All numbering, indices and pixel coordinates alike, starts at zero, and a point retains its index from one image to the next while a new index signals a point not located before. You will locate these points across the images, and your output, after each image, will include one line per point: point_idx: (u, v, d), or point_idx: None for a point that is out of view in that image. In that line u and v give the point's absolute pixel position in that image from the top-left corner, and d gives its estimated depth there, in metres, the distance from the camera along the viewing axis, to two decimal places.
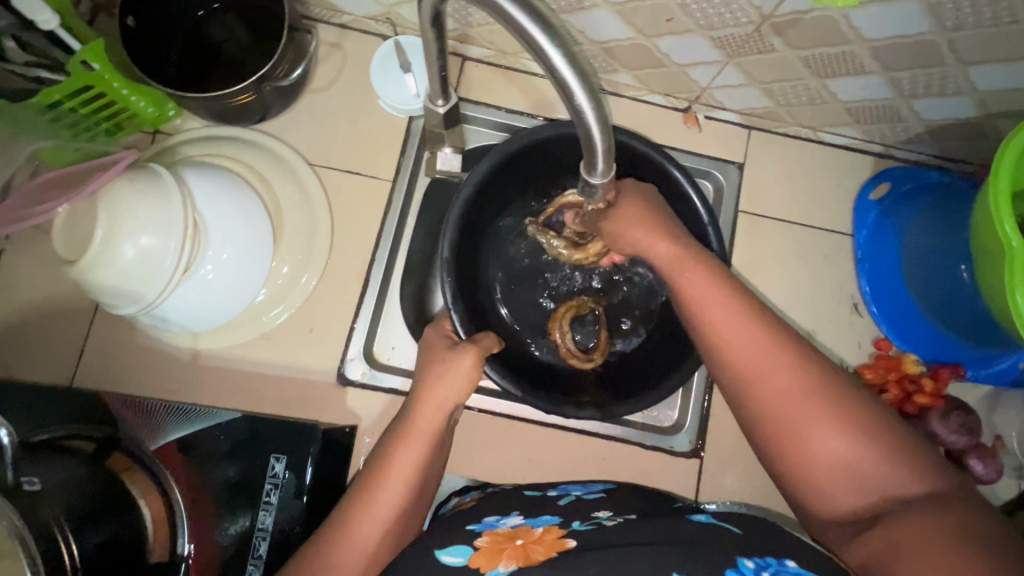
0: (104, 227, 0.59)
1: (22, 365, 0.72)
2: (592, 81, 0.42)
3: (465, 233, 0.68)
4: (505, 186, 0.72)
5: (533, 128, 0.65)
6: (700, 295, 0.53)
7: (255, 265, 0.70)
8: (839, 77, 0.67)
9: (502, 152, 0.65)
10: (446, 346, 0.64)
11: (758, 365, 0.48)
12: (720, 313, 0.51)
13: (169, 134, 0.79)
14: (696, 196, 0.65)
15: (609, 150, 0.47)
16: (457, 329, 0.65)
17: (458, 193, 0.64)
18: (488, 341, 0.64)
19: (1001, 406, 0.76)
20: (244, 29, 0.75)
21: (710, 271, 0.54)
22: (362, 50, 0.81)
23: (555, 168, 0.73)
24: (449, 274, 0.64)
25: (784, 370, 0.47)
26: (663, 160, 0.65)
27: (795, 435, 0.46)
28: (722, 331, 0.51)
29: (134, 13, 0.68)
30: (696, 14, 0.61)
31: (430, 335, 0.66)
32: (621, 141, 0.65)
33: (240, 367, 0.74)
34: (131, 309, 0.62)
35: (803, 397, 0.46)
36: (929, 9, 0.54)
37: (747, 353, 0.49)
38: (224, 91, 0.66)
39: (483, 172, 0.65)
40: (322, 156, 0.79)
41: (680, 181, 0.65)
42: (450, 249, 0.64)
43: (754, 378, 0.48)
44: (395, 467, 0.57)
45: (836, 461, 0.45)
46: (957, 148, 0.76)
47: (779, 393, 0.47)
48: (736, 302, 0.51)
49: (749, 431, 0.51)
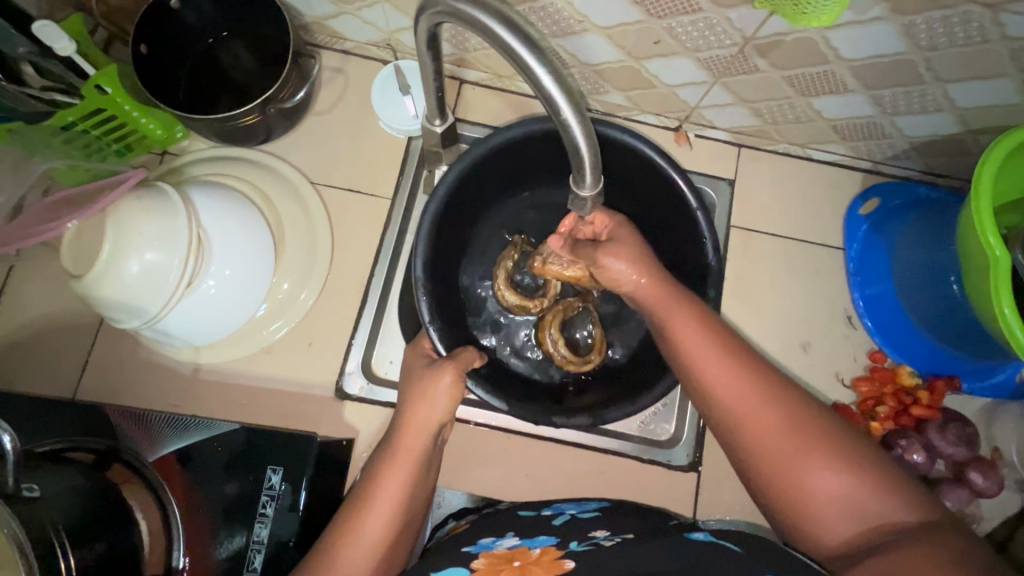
0: (111, 242, 0.61)
1: (27, 379, 0.73)
2: (577, 99, 0.44)
3: (441, 244, 0.69)
4: (481, 191, 0.73)
5: (498, 131, 0.66)
6: (688, 335, 0.55)
7: (256, 282, 0.72)
8: (822, 96, 0.69)
9: (466, 163, 0.66)
10: (424, 365, 0.65)
11: (752, 408, 0.51)
12: (705, 357, 0.54)
13: (177, 154, 0.82)
14: (679, 178, 0.65)
15: (597, 162, 0.49)
16: (436, 346, 0.66)
17: (426, 207, 0.65)
18: (468, 355, 0.65)
19: (999, 418, 0.76)
20: (250, 56, 0.78)
21: (697, 307, 0.57)
22: (364, 75, 0.84)
23: (525, 169, 0.75)
24: (425, 290, 0.65)
25: (774, 408, 0.50)
26: (641, 146, 0.66)
27: (795, 475, 0.49)
28: (711, 376, 0.53)
29: (146, 41, 0.71)
30: (681, 37, 0.64)
31: (408, 355, 0.68)
32: (601, 132, 0.65)
33: (239, 381, 0.75)
34: (135, 322, 0.64)
35: (799, 439, 0.49)
36: (904, 30, 0.56)
37: (735, 394, 0.52)
38: (229, 112, 0.69)
39: (451, 182, 0.66)
40: (323, 175, 0.82)
41: (663, 168, 0.66)
42: (423, 268, 0.65)
43: (750, 419, 0.51)
44: (381, 487, 0.58)
45: (836, 497, 0.47)
46: (943, 163, 0.78)
47: (776, 436, 0.50)
48: (720, 344, 0.54)
49: (745, 473, 0.53)
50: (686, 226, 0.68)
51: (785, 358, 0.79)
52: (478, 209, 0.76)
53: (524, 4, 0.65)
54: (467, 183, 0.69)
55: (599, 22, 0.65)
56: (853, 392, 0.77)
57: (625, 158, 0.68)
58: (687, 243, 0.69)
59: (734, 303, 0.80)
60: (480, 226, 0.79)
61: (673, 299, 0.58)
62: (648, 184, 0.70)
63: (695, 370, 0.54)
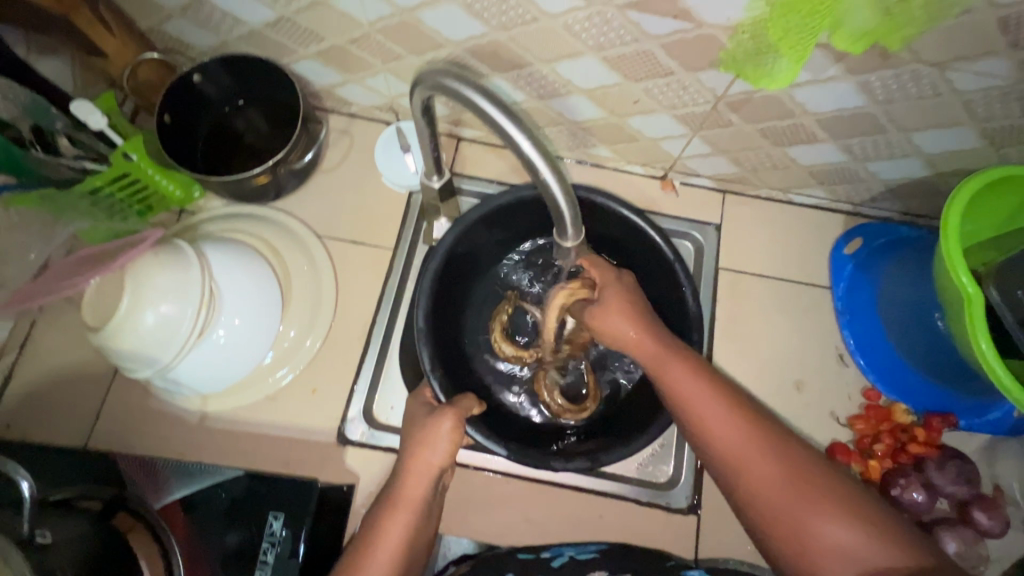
0: (128, 295, 0.65)
1: (42, 430, 0.76)
2: (553, 159, 0.49)
3: (441, 297, 0.74)
4: (478, 249, 0.78)
5: (493, 197, 0.73)
6: (684, 386, 0.57)
7: (263, 331, 0.76)
8: (796, 146, 0.74)
9: (463, 226, 0.72)
10: (424, 413, 0.67)
11: (747, 454, 0.54)
12: (704, 407, 0.56)
13: (193, 212, 0.87)
14: (656, 235, 0.72)
15: (576, 216, 0.53)
16: (436, 393, 0.68)
17: (427, 264, 0.70)
18: (467, 402, 0.66)
19: (1000, 455, 0.75)
20: (264, 121, 0.85)
21: (690, 357, 0.59)
22: (368, 135, 0.91)
23: (518, 230, 0.80)
24: (426, 341, 0.69)
25: (770, 455, 0.53)
26: (623, 210, 0.73)
27: (795, 522, 0.50)
28: (711, 424, 0.56)
29: (170, 111, 0.78)
30: (658, 96, 0.70)
31: (411, 404, 0.70)
32: (586, 198, 0.73)
33: (245, 428, 0.77)
34: (147, 371, 0.68)
35: (795, 486, 0.51)
36: (860, 88, 0.61)
37: (730, 442, 0.54)
38: (244, 173, 0.74)
39: (449, 244, 0.71)
40: (329, 228, 0.86)
41: (642, 227, 0.72)
42: (425, 319, 0.69)
43: (748, 465, 0.53)
44: (383, 535, 0.60)
45: (835, 545, 0.48)
46: (920, 204, 0.81)
47: (774, 483, 0.52)
48: (716, 394, 0.57)
49: (747, 520, 0.54)
50: (668, 276, 0.74)
51: (779, 397, 0.80)
52: (476, 262, 0.80)
53: (513, 71, 0.72)
54: (464, 243, 0.74)
55: (582, 85, 0.71)
56: (849, 430, 0.78)
57: (615, 215, 0.74)
58: (669, 291, 0.74)
59: (726, 344, 0.82)
60: (479, 279, 0.83)
61: (667, 351, 0.59)
62: (636, 236, 0.74)
63: (694, 418, 0.57)
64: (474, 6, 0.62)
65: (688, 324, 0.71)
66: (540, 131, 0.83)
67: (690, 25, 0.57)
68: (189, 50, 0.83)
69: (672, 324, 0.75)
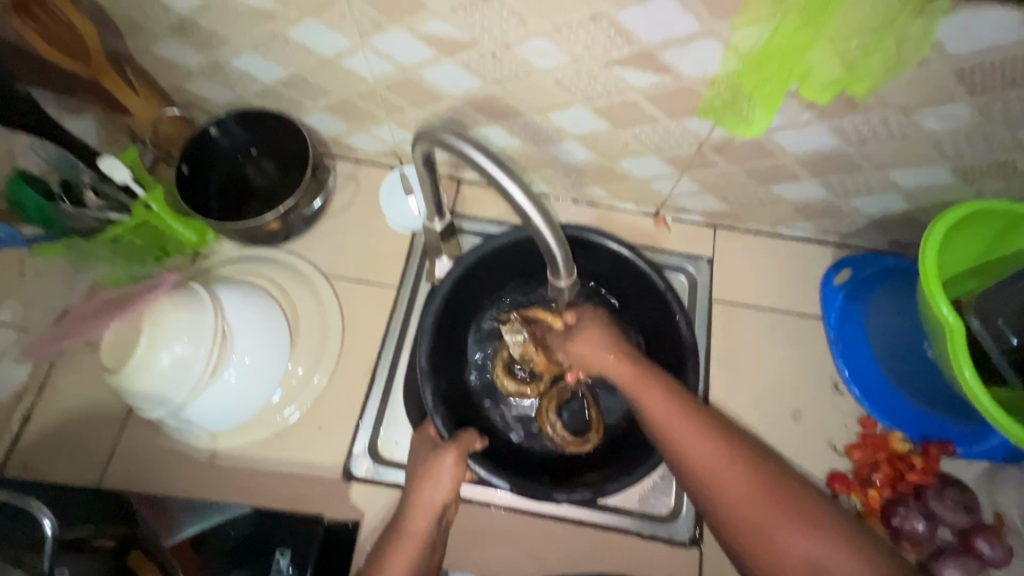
0: (146, 338, 0.68)
1: (57, 471, 0.78)
2: (547, 211, 0.52)
3: (443, 335, 0.76)
4: (478, 286, 0.81)
5: (490, 239, 0.77)
6: (659, 409, 0.59)
7: (271, 371, 0.78)
8: (779, 184, 0.77)
9: (463, 266, 0.75)
10: (428, 448, 0.70)
11: (723, 473, 0.56)
12: (679, 429, 0.58)
13: (206, 256, 0.90)
14: (649, 269, 0.75)
15: (568, 258, 0.57)
16: (440, 430, 0.70)
17: (429, 304, 0.73)
18: (469, 437, 0.68)
19: (999, 483, 0.76)
20: (275, 168, 0.90)
21: (666, 382, 0.61)
22: (373, 180, 0.95)
23: (515, 266, 0.83)
24: (429, 379, 0.71)
25: (742, 476, 0.55)
26: (617, 245, 0.76)
27: (766, 535, 0.53)
28: (688, 448, 0.57)
29: (187, 161, 0.83)
30: (645, 141, 0.74)
31: (416, 442, 0.72)
32: (581, 234, 0.76)
33: (253, 465, 0.79)
34: (160, 411, 0.71)
35: (767, 502, 0.54)
36: (834, 131, 0.65)
37: (706, 462, 0.56)
38: (256, 219, 0.79)
39: (449, 284, 0.74)
40: (336, 269, 0.90)
41: (635, 261, 0.75)
42: (427, 357, 0.71)
43: (723, 485, 0.55)
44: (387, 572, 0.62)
45: (803, 557, 0.51)
46: (905, 235, 0.84)
47: (747, 502, 0.54)
48: (691, 416, 0.59)
49: (722, 535, 0.56)
50: (664, 307, 0.76)
51: (777, 427, 0.81)
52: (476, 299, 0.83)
53: (509, 119, 0.76)
54: (463, 281, 0.77)
55: (573, 131, 0.75)
56: (848, 459, 0.79)
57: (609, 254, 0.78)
58: (665, 323, 0.77)
59: (722, 375, 0.84)
60: (479, 314, 0.85)
61: (643, 376, 0.62)
62: (631, 270, 0.78)
63: (672, 443, 0.58)
64: (471, 64, 0.67)
65: (684, 352, 0.72)
66: (536, 173, 0.88)
67: (671, 78, 0.62)
68: (205, 105, 0.89)
69: (670, 353, 0.77)
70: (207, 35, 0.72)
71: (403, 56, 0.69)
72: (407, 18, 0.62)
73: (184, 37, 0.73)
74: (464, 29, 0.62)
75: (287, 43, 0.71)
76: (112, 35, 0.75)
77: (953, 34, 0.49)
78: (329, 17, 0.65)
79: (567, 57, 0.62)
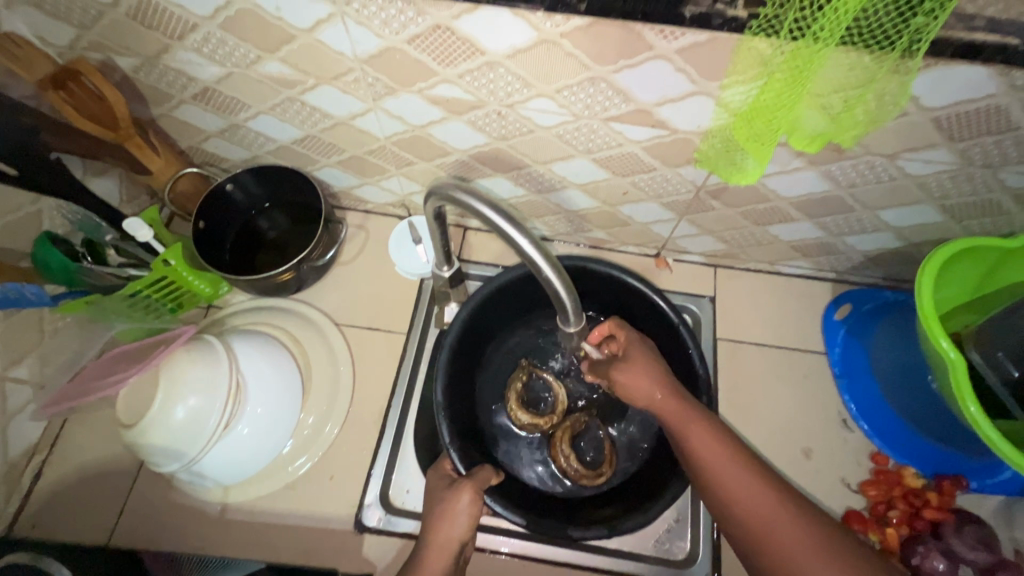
0: (163, 392, 0.69)
1: (65, 530, 0.78)
2: (553, 258, 0.55)
3: (458, 372, 0.77)
4: (490, 323, 0.83)
5: (498, 273, 0.78)
6: (703, 443, 0.59)
7: (284, 421, 0.79)
8: (775, 225, 0.80)
9: (476, 301, 0.77)
10: (444, 486, 0.69)
11: (767, 516, 0.54)
12: (722, 467, 0.58)
13: (220, 307, 0.93)
14: (660, 299, 0.76)
15: (576, 304, 0.59)
16: (456, 466, 0.71)
17: (444, 340, 0.74)
18: (485, 473, 0.69)
19: (1016, 517, 0.75)
20: (287, 221, 0.93)
21: (710, 420, 0.62)
22: (382, 230, 0.99)
23: (525, 302, 0.85)
24: (445, 415, 0.72)
25: (789, 520, 0.53)
26: (626, 275, 0.77)
27: None
28: (730, 484, 0.57)
29: (204, 218, 0.87)
30: (645, 188, 0.77)
31: (430, 478, 0.72)
32: (588, 266, 0.77)
33: (264, 518, 0.79)
34: (173, 466, 0.70)
35: (814, 551, 0.51)
36: (823, 176, 0.68)
37: (751, 502, 0.55)
38: (271, 272, 0.81)
39: (463, 319, 0.76)
40: (347, 316, 0.92)
41: (647, 293, 0.77)
42: (443, 394, 0.72)
43: (764, 523, 0.54)
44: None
45: None
46: (900, 271, 0.86)
47: (791, 540, 0.52)
48: (735, 456, 0.58)
49: None
50: (675, 338, 0.77)
51: (788, 465, 0.81)
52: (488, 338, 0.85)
53: (514, 170, 0.80)
54: (478, 316, 0.79)
55: (575, 180, 0.79)
56: (862, 496, 0.78)
57: (618, 286, 0.80)
58: (675, 356, 0.79)
59: (731, 413, 0.84)
60: (491, 353, 0.87)
61: (688, 411, 0.62)
62: (640, 305, 0.80)
63: (713, 479, 0.58)
64: (478, 122, 0.71)
65: (698, 385, 0.73)
66: (540, 219, 0.91)
67: (666, 132, 0.66)
68: (222, 163, 0.93)
69: (683, 384, 0.77)
70: (228, 101, 0.77)
71: (413, 116, 0.73)
72: (418, 82, 0.66)
73: (205, 103, 0.78)
74: (471, 91, 0.66)
75: (303, 106, 0.75)
76: (137, 103, 0.80)
77: (927, 88, 0.53)
78: (345, 83, 0.69)
79: (568, 114, 0.66)
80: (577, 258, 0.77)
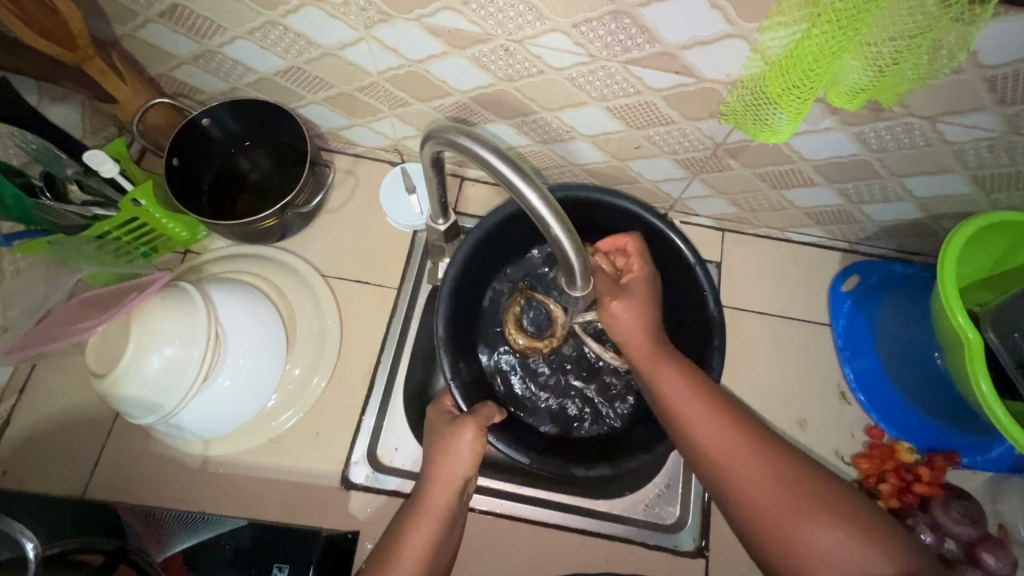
0: (135, 340, 0.64)
1: (38, 479, 0.75)
2: (564, 216, 0.48)
3: (459, 308, 0.73)
4: (492, 260, 0.79)
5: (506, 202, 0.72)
6: (674, 389, 0.58)
7: (267, 373, 0.75)
8: (793, 188, 0.76)
9: (481, 232, 0.71)
10: (446, 422, 0.68)
11: (731, 456, 0.54)
12: (689, 407, 0.57)
13: (198, 253, 0.88)
14: (679, 240, 0.71)
15: (584, 263, 0.53)
16: (458, 403, 0.68)
17: (446, 271, 0.69)
18: (487, 411, 0.66)
19: (1003, 493, 0.76)
20: (269, 162, 0.86)
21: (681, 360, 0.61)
22: (373, 176, 0.92)
23: (528, 239, 0.81)
24: (446, 350, 0.68)
25: (752, 458, 0.54)
26: (643, 213, 0.72)
27: (781, 525, 0.51)
28: (696, 428, 0.57)
29: (179, 154, 0.79)
30: (659, 143, 0.72)
31: (432, 413, 0.71)
32: (603, 200, 0.71)
33: (247, 473, 0.77)
34: (150, 418, 0.67)
35: (777, 489, 0.52)
36: (854, 138, 0.63)
37: (717, 443, 0.55)
38: (252, 218, 0.75)
39: (469, 249, 0.71)
40: (334, 268, 0.87)
41: (660, 228, 0.72)
42: (445, 327, 0.68)
43: (734, 467, 0.54)
44: (407, 545, 0.59)
45: (819, 548, 0.49)
46: (914, 243, 0.83)
47: (758, 476, 0.53)
48: (701, 396, 0.58)
49: (741, 533, 0.54)
50: (687, 279, 0.73)
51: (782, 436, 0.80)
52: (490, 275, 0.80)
53: (518, 117, 0.73)
54: (483, 248, 0.74)
55: (584, 132, 0.73)
56: (854, 468, 0.78)
57: (631, 221, 0.74)
58: (689, 301, 0.75)
59: (729, 382, 0.83)
60: (494, 292, 0.83)
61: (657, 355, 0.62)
62: (654, 249, 0.76)
63: (679, 420, 0.58)
64: (482, 59, 0.64)
65: (710, 328, 0.70)
66: (544, 171, 0.85)
67: (692, 80, 0.60)
68: (197, 95, 0.84)
69: (694, 326, 0.74)
70: (200, 22, 0.68)
71: (410, 49, 0.65)
72: (417, 9, 0.59)
73: (175, 23, 0.69)
74: (477, 22, 0.58)
75: (286, 32, 0.67)
76: (97, 19, 0.71)
77: (990, 43, 0.48)
78: (333, 6, 0.61)
79: (584, 54, 0.59)
80: (584, 186, 0.70)
